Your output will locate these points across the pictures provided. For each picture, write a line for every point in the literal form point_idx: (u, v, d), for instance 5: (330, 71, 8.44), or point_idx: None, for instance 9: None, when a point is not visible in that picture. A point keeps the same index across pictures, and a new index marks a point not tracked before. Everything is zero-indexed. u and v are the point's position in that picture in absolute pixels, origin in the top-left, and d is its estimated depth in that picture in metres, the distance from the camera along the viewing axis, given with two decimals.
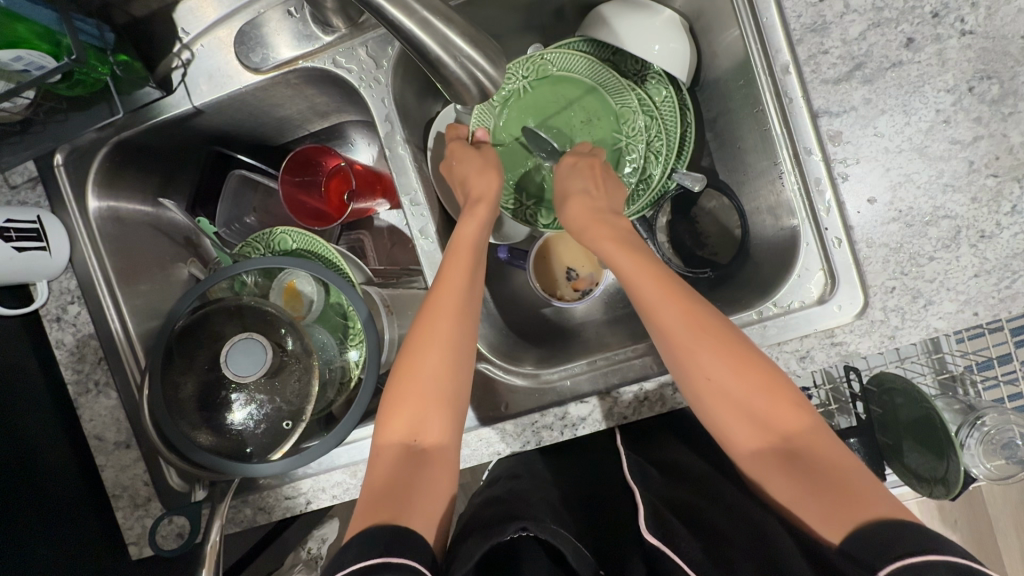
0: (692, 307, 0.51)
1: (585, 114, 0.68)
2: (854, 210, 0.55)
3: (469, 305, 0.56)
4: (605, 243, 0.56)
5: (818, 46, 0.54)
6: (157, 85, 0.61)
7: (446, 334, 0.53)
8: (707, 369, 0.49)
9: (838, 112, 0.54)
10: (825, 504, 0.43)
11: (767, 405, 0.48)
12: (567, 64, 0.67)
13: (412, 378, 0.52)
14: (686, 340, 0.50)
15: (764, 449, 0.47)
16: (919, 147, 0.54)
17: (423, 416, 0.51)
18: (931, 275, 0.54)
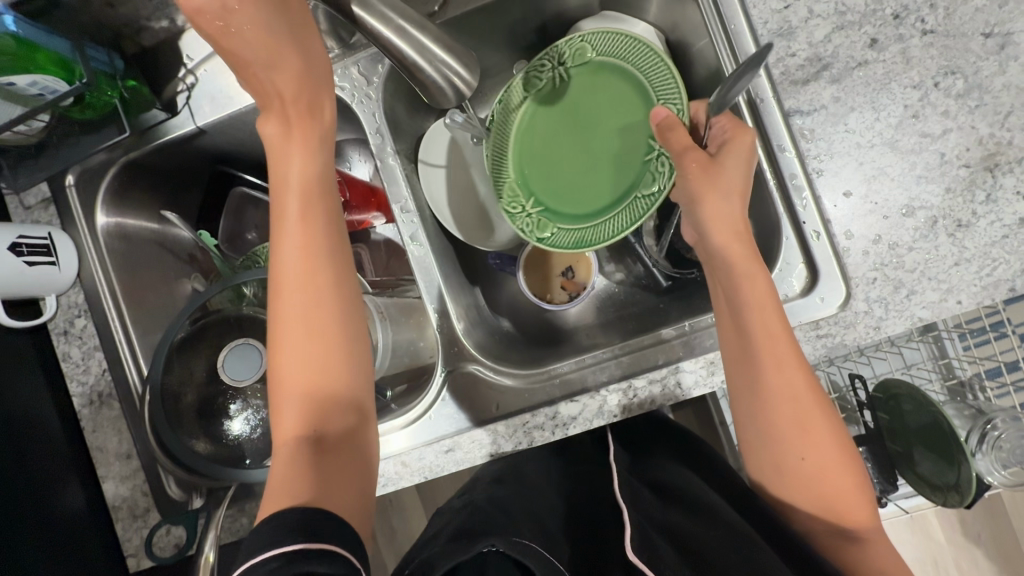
0: (801, 394, 0.51)
1: (612, 120, 0.62)
2: (831, 204, 0.56)
3: (324, 239, 0.47)
4: (738, 278, 0.52)
5: (786, 50, 0.57)
6: (164, 106, 0.66)
7: (306, 280, 0.46)
8: (806, 454, 0.51)
9: (809, 111, 0.56)
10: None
11: (850, 506, 0.50)
12: (604, 55, 0.62)
13: (281, 346, 0.45)
14: (788, 408, 0.51)
15: (823, 523, 0.51)
16: (891, 142, 0.55)
17: (290, 384, 0.44)
18: (911, 265, 0.55)
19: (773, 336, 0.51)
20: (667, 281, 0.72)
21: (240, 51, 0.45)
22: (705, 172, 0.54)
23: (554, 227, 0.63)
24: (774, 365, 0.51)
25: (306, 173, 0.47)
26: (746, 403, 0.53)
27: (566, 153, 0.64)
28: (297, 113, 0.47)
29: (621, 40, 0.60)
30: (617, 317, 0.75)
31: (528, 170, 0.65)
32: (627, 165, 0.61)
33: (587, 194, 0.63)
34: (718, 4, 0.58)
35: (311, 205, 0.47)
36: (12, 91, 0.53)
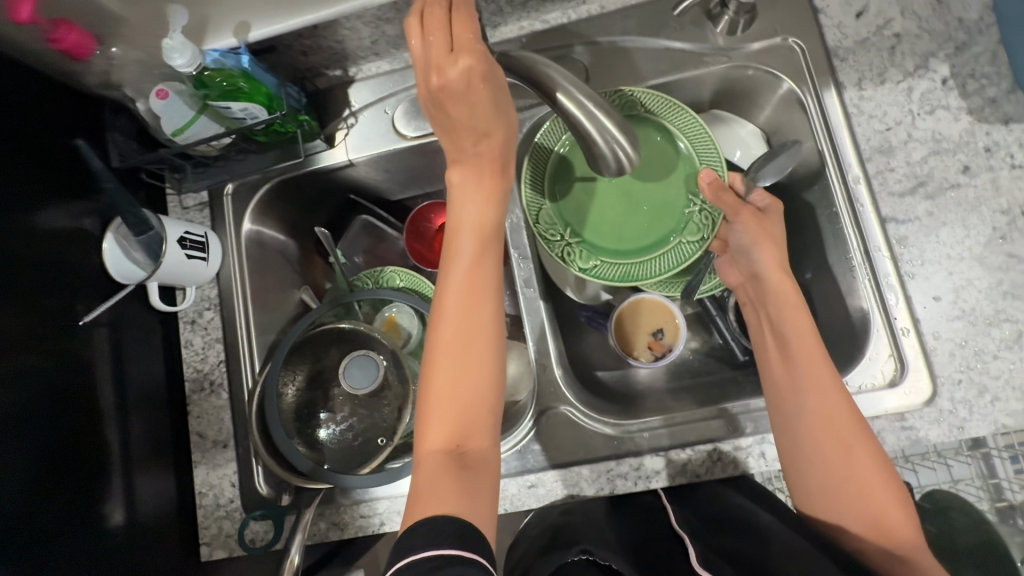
0: (842, 419, 0.56)
1: (656, 170, 0.68)
2: (921, 305, 0.61)
3: (491, 285, 0.53)
4: (784, 313, 0.62)
5: (885, 165, 0.64)
6: (325, 138, 0.75)
7: (474, 318, 0.51)
8: (850, 470, 0.55)
9: (904, 220, 0.63)
10: None
11: (893, 522, 0.53)
12: (662, 113, 0.68)
13: (439, 368, 0.50)
14: (830, 433, 0.56)
15: (868, 541, 0.54)
16: (980, 258, 0.61)
17: (441, 401, 0.50)
18: (996, 373, 0.59)
19: (811, 363, 0.58)
20: (745, 356, 0.76)
21: (458, 107, 0.51)
22: (755, 218, 0.65)
23: (595, 260, 0.68)
24: (814, 394, 0.57)
25: (484, 224, 0.54)
26: (789, 430, 0.58)
27: (605, 192, 0.69)
28: (489, 169, 0.54)
29: (669, 103, 0.68)
30: (691, 383, 0.79)
31: (571, 203, 0.69)
32: (668, 212, 0.68)
33: (628, 233, 0.68)
34: (826, 117, 0.66)
35: (483, 249, 0.54)
36: (224, 113, 0.63)
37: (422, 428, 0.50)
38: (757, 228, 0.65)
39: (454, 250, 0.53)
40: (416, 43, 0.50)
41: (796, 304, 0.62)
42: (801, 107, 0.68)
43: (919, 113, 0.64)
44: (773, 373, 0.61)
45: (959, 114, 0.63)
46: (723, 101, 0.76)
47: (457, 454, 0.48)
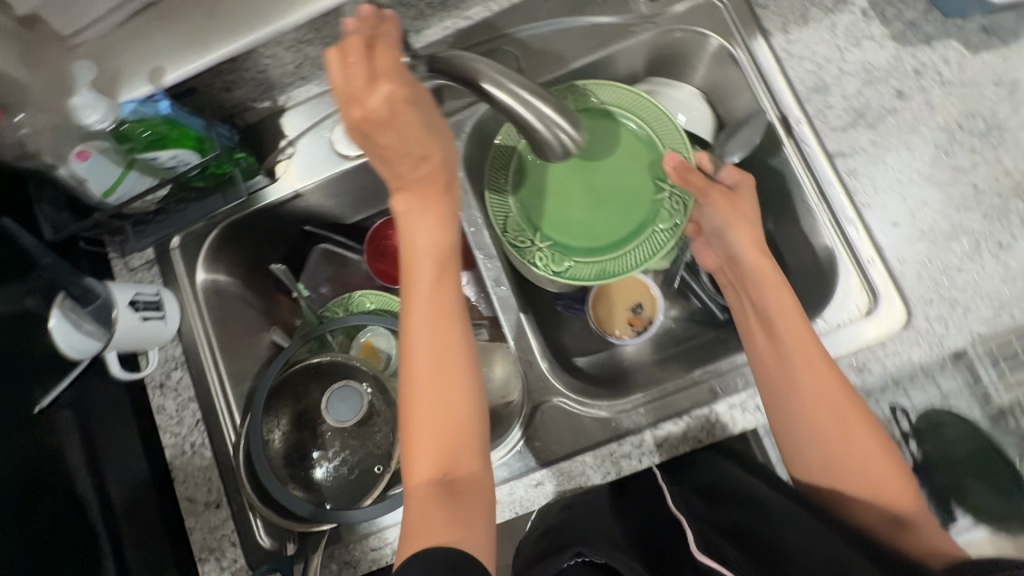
0: (833, 388, 0.55)
1: (623, 161, 0.70)
2: (881, 232, 0.62)
3: (456, 312, 0.52)
4: (766, 292, 0.60)
5: (823, 103, 0.65)
6: (266, 174, 0.73)
7: (444, 348, 0.50)
8: (845, 441, 0.55)
9: (851, 153, 0.64)
10: (928, 553, 0.51)
11: (888, 485, 0.54)
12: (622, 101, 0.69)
13: (414, 403, 0.49)
14: (824, 408, 0.55)
15: (869, 503, 0.54)
16: (928, 177, 0.62)
17: (419, 438, 0.49)
18: (963, 284, 0.60)
19: (799, 339, 0.57)
20: (725, 314, 0.76)
21: (391, 136, 0.50)
22: (729, 201, 0.62)
23: (569, 261, 0.69)
24: (807, 372, 0.56)
25: (440, 253, 0.53)
26: (778, 402, 0.57)
27: (572, 191, 0.71)
28: (433, 195, 0.53)
29: (624, 92, 0.69)
30: (677, 351, 0.78)
31: (541, 206, 0.70)
32: (638, 202, 0.69)
33: (600, 228, 0.69)
34: (759, 66, 0.67)
35: (443, 278, 0.53)
36: (153, 163, 0.61)
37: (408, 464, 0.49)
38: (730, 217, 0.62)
39: (412, 283, 0.52)
40: (335, 72, 0.48)
41: (777, 280, 0.60)
42: (733, 61, 0.68)
43: (846, 48, 0.65)
44: (760, 350, 0.59)
45: (883, 42, 0.65)
46: (658, 69, 0.76)
47: (445, 485, 0.47)
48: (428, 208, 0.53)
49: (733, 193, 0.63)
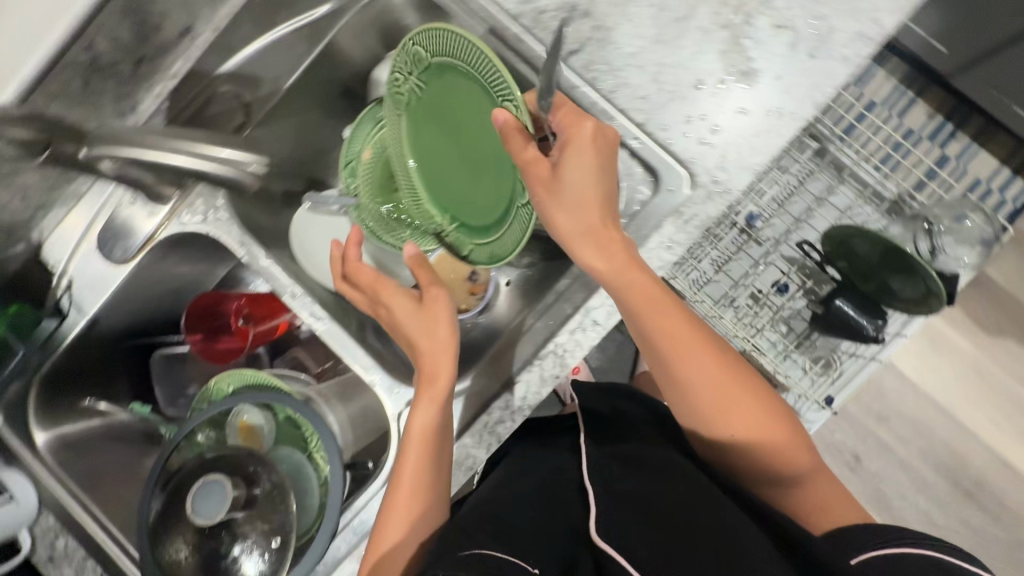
0: (750, 387, 0.62)
1: (493, 124, 0.60)
2: (636, 110, 0.61)
3: (441, 439, 0.60)
4: (638, 307, 0.57)
5: (536, 10, 0.63)
6: (52, 315, 0.70)
7: (420, 466, 0.59)
8: (758, 437, 0.61)
9: (580, 48, 0.62)
10: (818, 512, 0.62)
11: (790, 461, 0.62)
12: (467, 57, 0.55)
13: (398, 501, 0.59)
14: (721, 391, 0.61)
15: (774, 481, 0.63)
16: (659, 38, 0.61)
17: (405, 531, 0.59)
18: (725, 127, 0.60)
19: (693, 339, 0.60)
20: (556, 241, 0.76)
21: (403, 318, 0.62)
22: (551, 191, 0.54)
23: (467, 246, 0.66)
24: (712, 367, 0.61)
25: (423, 432, 0.58)
26: (699, 407, 0.62)
27: (450, 164, 0.65)
28: (421, 380, 0.59)
29: (444, 38, 0.56)
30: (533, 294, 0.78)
31: (432, 184, 0.67)
32: (507, 170, 0.61)
33: (483, 203, 0.64)
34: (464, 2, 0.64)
35: (427, 448, 0.59)
36: None
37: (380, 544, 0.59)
38: (603, 232, 0.56)
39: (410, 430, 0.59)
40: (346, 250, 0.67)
41: (659, 296, 0.58)
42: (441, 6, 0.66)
43: None
44: (649, 347, 0.62)
45: None
46: (391, 40, 0.74)
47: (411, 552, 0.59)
48: (424, 327, 0.61)
49: (558, 183, 0.53)
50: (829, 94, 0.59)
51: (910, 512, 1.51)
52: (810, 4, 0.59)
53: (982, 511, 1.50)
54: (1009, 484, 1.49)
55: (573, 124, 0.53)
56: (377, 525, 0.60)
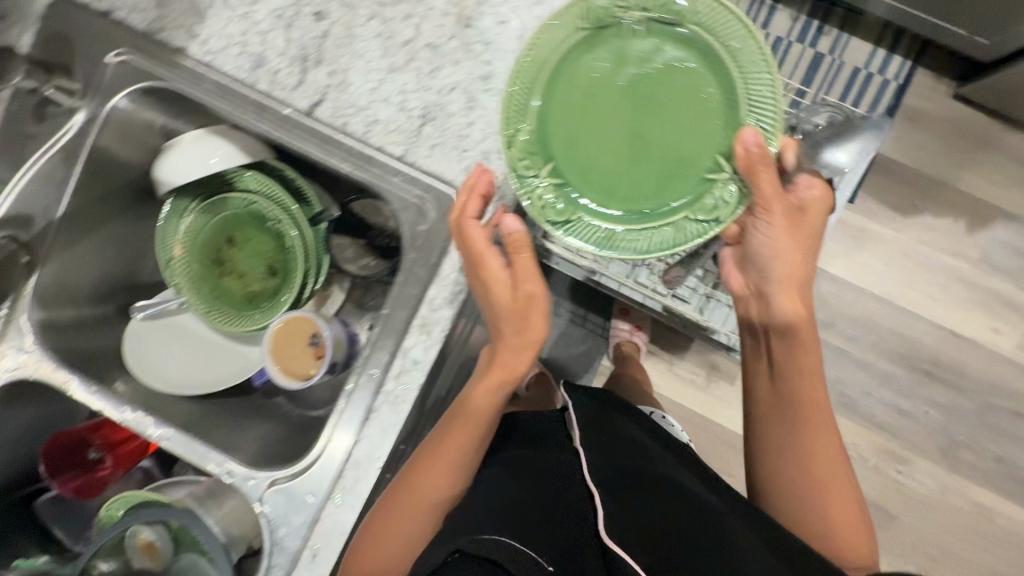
0: (814, 375, 0.67)
1: (683, 94, 0.51)
2: (393, 146, 0.60)
3: (479, 438, 0.60)
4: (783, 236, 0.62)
5: (270, 73, 0.61)
6: None
7: (445, 467, 0.60)
8: (801, 437, 0.68)
9: (321, 100, 0.61)
10: (831, 533, 0.66)
11: (843, 510, 0.66)
12: (694, 14, 0.49)
13: (415, 510, 0.59)
14: (800, 360, 0.67)
15: (800, 521, 0.67)
16: (393, 68, 0.60)
17: (434, 501, 0.60)
18: (483, 137, 0.59)
19: (804, 320, 0.66)
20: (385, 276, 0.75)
21: (497, 280, 0.54)
22: (795, 218, 0.62)
23: (581, 232, 0.59)
24: (807, 380, 0.68)
25: (478, 414, 0.59)
26: (805, 359, 0.67)
27: (602, 123, 0.53)
28: (463, 420, 0.59)
29: (737, 26, 0.48)
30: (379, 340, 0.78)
31: (585, 148, 0.53)
32: (686, 169, 0.52)
33: (623, 184, 0.53)
34: (198, 81, 0.62)
35: (459, 430, 0.60)
36: None
37: (387, 530, 0.59)
38: (778, 215, 0.60)
39: (455, 431, 0.60)
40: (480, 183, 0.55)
41: (801, 282, 0.65)
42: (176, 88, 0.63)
43: (248, 10, 0.61)
44: (774, 331, 0.67)
45: None
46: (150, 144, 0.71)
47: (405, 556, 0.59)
48: (516, 344, 0.55)
49: (800, 215, 0.63)
50: None
51: (878, 407, 1.52)
52: None
53: (946, 386, 1.50)
54: (965, 353, 1.49)
55: (802, 174, 0.65)
56: (380, 502, 0.60)
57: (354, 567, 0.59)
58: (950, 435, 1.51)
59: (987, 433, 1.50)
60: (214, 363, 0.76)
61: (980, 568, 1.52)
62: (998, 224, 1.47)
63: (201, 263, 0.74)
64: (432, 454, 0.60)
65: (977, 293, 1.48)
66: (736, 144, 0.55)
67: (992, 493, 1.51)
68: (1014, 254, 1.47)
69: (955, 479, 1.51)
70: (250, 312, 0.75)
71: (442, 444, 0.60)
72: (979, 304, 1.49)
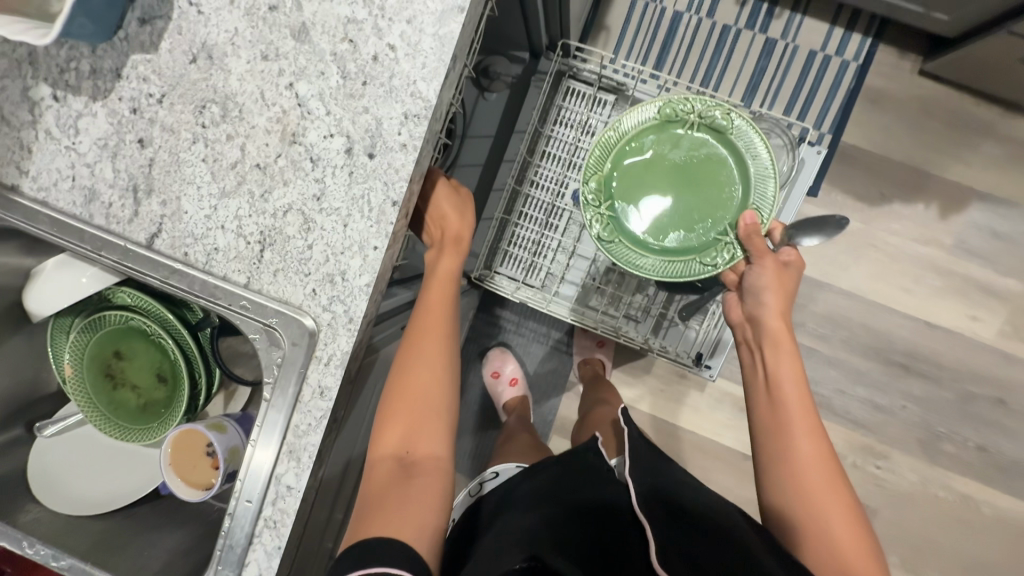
0: (817, 432, 0.69)
1: (711, 189, 0.78)
2: (235, 271, 0.57)
3: (450, 350, 0.65)
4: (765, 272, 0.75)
5: (104, 206, 0.58)
6: None
7: (434, 357, 0.64)
8: (820, 464, 0.67)
9: (158, 229, 0.58)
10: (828, 551, 0.62)
11: (829, 502, 0.64)
12: (733, 125, 0.76)
13: (411, 401, 0.61)
14: (796, 386, 0.71)
15: (800, 529, 0.64)
16: (224, 193, 0.56)
17: (425, 417, 0.62)
18: (324, 256, 0.56)
19: (779, 337, 0.74)
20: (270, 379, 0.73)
21: (455, 215, 0.71)
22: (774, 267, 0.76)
23: (610, 241, 0.78)
24: (797, 396, 0.70)
25: (440, 300, 0.67)
26: (779, 372, 0.72)
27: (650, 191, 0.79)
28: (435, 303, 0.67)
29: (745, 122, 0.75)
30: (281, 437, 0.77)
31: (631, 199, 0.79)
32: (699, 219, 0.78)
33: (657, 220, 0.79)
34: (32, 219, 0.59)
35: (435, 333, 0.65)
36: None
37: (377, 438, 0.61)
38: (760, 257, 0.75)
39: (429, 302, 0.67)
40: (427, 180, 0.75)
41: (784, 340, 0.74)
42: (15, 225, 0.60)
43: (71, 142, 0.58)
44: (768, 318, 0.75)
45: (91, 107, 0.57)
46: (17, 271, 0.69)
47: (403, 462, 0.60)
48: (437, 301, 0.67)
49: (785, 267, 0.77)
50: (401, 187, 0.54)
51: (854, 405, 1.45)
52: (345, 98, 0.53)
53: (924, 378, 1.44)
54: (943, 344, 1.42)
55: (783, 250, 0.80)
56: (380, 419, 0.62)
57: (368, 500, 0.57)
58: (931, 427, 1.45)
59: (970, 424, 1.44)
60: (132, 472, 0.77)
61: (969, 558, 1.48)
62: (971, 206, 1.39)
63: (94, 378, 0.74)
64: (403, 374, 0.63)
65: (951, 279, 1.41)
66: (727, 199, 0.78)
67: (977, 483, 1.46)
68: (989, 236, 1.40)
69: (938, 471, 1.46)
70: (145, 424, 0.74)
71: (415, 344, 0.65)
72: (955, 291, 1.41)
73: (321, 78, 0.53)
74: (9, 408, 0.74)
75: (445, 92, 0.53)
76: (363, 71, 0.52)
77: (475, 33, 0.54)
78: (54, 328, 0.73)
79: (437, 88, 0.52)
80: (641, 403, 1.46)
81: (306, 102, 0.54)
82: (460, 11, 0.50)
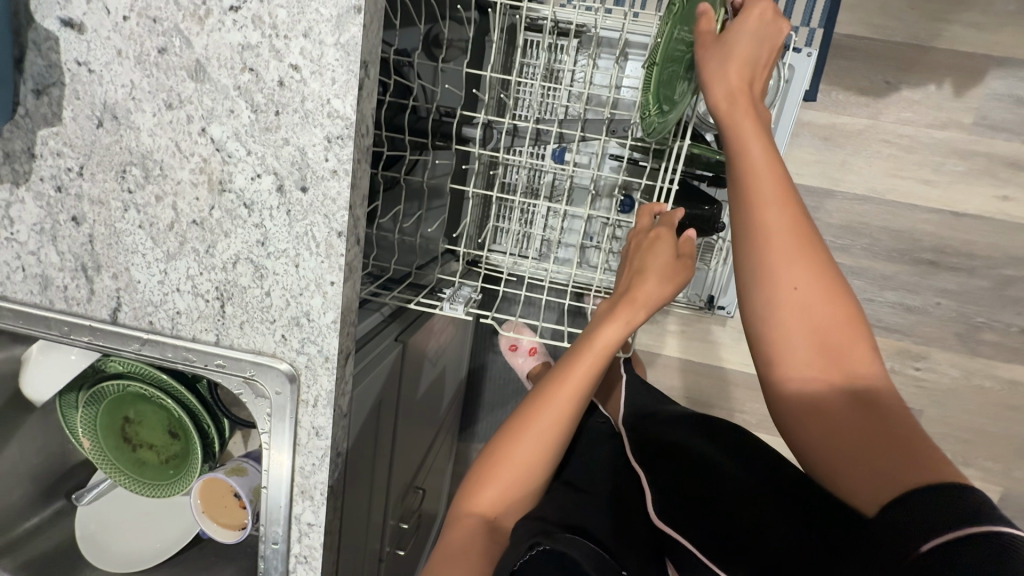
0: (806, 232, 0.54)
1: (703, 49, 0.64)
2: (203, 331, 0.56)
3: (573, 422, 0.59)
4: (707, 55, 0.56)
5: (59, 290, 0.57)
6: None
7: (555, 433, 0.58)
8: (798, 283, 0.52)
9: (118, 303, 0.57)
10: (871, 444, 0.48)
11: (837, 342, 0.51)
12: None
13: (514, 468, 0.57)
14: (771, 173, 0.54)
15: (819, 410, 0.51)
16: (169, 255, 0.54)
17: (523, 486, 0.57)
18: (283, 299, 0.54)
19: (738, 119, 0.56)
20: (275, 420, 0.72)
21: (648, 261, 0.62)
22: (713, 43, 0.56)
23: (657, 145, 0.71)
24: (771, 185, 0.54)
25: (581, 379, 0.58)
26: (749, 156, 0.55)
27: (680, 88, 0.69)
28: (584, 380, 0.58)
29: None
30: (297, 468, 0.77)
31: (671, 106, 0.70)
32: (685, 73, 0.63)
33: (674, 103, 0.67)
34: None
35: (566, 407, 0.58)
36: None
37: (473, 494, 0.57)
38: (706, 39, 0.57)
39: (573, 367, 0.58)
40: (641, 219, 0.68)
41: (750, 109, 0.56)
42: None
43: (10, 232, 0.56)
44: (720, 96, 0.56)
45: (17, 193, 0.55)
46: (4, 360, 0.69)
47: (486, 521, 0.56)
48: (590, 360, 0.58)
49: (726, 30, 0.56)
50: (343, 217, 0.50)
51: (885, 311, 1.39)
52: (262, 133, 0.49)
53: (957, 271, 1.36)
54: (973, 230, 1.33)
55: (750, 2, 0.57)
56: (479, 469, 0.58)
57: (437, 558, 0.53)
58: (971, 319, 1.38)
59: (1012, 307, 1.37)
60: (172, 522, 0.79)
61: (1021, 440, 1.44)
62: (990, 75, 1.26)
63: (113, 445, 0.76)
64: (519, 431, 0.58)
65: (975, 160, 1.30)
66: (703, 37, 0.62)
67: None
68: (1013, 105, 1.27)
69: (982, 362, 1.40)
70: (170, 477, 0.76)
71: (544, 402, 0.58)
72: (981, 172, 1.31)
73: (232, 116, 0.49)
74: (45, 483, 0.77)
75: (364, 104, 0.49)
76: (272, 100, 0.48)
77: (381, 31, 0.48)
78: (62, 405, 0.74)
79: (353, 102, 0.47)
80: (663, 348, 1.43)
81: (224, 145, 0.50)
82: (357, 11, 0.45)
